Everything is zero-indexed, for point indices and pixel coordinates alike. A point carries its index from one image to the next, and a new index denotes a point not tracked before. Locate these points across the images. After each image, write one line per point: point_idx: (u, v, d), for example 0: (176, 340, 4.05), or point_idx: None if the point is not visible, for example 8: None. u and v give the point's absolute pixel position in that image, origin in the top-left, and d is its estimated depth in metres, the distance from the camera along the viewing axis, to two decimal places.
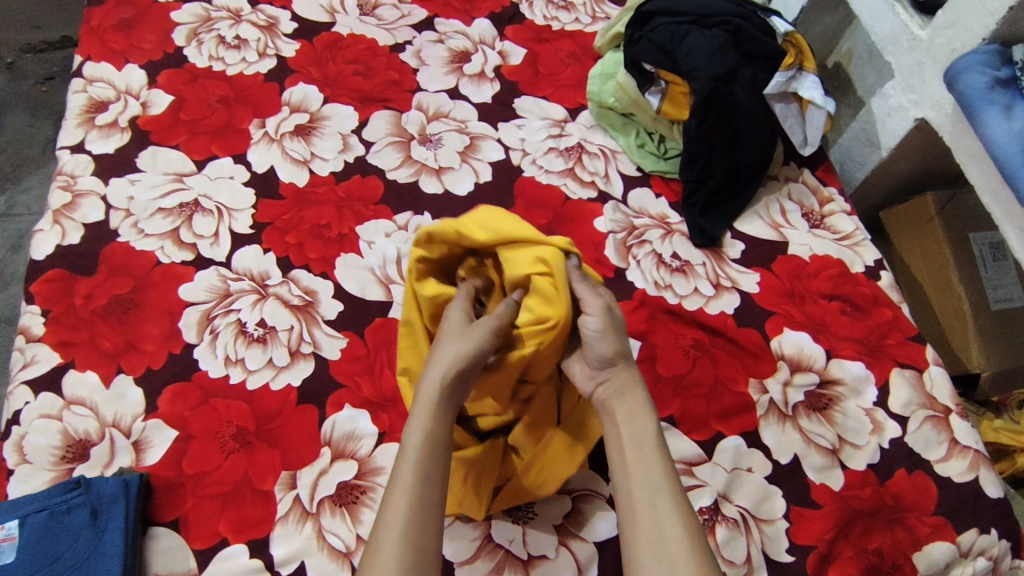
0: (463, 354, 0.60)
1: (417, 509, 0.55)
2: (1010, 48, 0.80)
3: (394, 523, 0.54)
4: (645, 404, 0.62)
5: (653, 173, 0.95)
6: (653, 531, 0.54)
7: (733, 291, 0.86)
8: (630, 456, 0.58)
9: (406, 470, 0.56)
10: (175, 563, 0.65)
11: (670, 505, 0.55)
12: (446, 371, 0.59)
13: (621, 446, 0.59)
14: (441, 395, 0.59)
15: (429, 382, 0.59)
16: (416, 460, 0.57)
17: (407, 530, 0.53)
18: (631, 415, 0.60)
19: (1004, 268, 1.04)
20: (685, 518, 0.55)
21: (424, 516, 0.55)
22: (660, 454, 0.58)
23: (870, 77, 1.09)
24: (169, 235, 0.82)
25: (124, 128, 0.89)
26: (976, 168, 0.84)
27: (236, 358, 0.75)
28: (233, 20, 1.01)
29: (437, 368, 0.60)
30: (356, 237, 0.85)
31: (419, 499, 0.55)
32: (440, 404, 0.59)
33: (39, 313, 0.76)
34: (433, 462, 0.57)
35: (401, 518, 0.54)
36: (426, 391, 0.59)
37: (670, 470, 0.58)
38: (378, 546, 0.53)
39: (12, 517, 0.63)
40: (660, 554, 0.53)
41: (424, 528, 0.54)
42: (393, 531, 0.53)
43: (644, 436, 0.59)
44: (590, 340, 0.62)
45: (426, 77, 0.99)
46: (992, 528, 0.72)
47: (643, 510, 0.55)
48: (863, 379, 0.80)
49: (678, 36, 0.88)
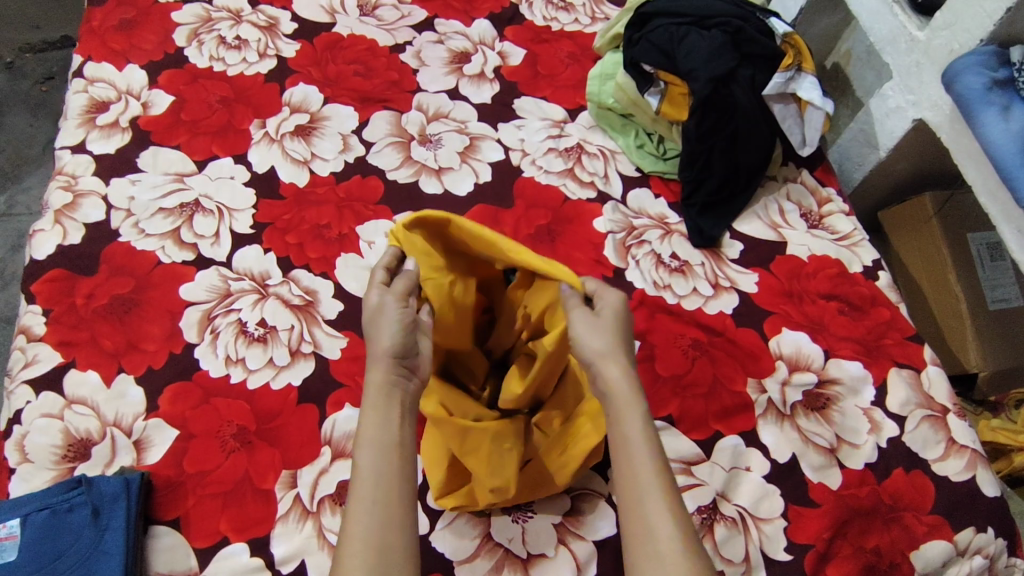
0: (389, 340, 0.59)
1: (377, 516, 0.53)
2: (1008, 49, 0.80)
3: (356, 528, 0.53)
4: (635, 395, 0.60)
5: (653, 173, 0.95)
6: (643, 534, 0.55)
7: (732, 291, 0.86)
8: (620, 456, 0.58)
9: (365, 468, 0.55)
10: (177, 561, 0.65)
11: (661, 509, 0.55)
12: (388, 347, 0.59)
13: (614, 445, 0.59)
14: (385, 388, 0.58)
15: (375, 372, 0.59)
16: (369, 462, 0.55)
17: (368, 537, 0.52)
18: (620, 414, 0.59)
19: (1002, 268, 1.04)
20: (678, 519, 0.55)
21: (385, 522, 0.53)
22: (651, 451, 0.58)
23: (870, 77, 1.10)
24: (170, 234, 0.82)
25: (125, 128, 0.90)
26: (974, 167, 0.84)
27: (237, 358, 0.75)
28: (233, 20, 1.01)
29: (377, 360, 0.59)
30: (356, 237, 0.85)
31: (381, 499, 0.54)
32: (385, 398, 0.58)
33: (40, 312, 0.76)
34: (387, 453, 0.56)
35: (365, 513, 0.53)
36: (372, 385, 0.58)
37: (664, 472, 0.57)
38: (343, 552, 0.52)
39: (14, 516, 0.64)
40: (651, 555, 0.54)
41: (386, 532, 0.53)
42: (355, 538, 0.52)
43: (633, 433, 0.58)
44: (581, 335, 0.62)
45: (427, 78, 0.99)
46: (989, 526, 0.73)
47: (635, 512, 0.56)
48: (861, 379, 0.81)
49: (677, 37, 0.89)
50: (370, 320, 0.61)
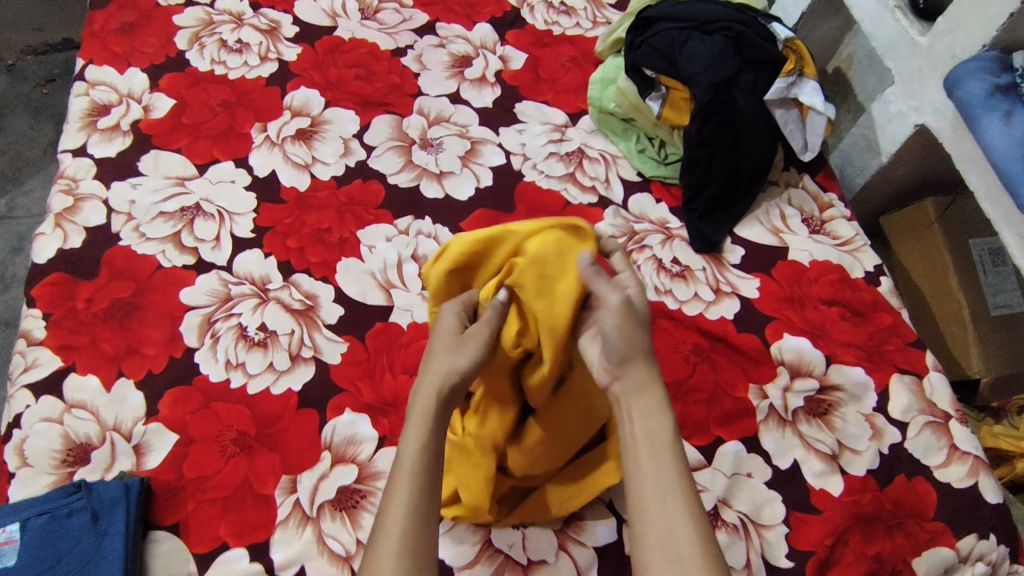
0: (457, 364, 0.60)
1: (414, 518, 0.56)
2: (1010, 55, 0.80)
3: (393, 527, 0.55)
4: (661, 400, 0.61)
5: (653, 177, 0.95)
6: (663, 533, 0.55)
7: (733, 296, 0.86)
8: (642, 453, 0.58)
9: (406, 467, 0.58)
10: (177, 566, 0.65)
11: (682, 509, 0.56)
12: (445, 373, 0.60)
13: (634, 442, 0.59)
14: (438, 401, 0.60)
15: (430, 382, 0.61)
16: (411, 466, 0.58)
17: (404, 540, 0.55)
18: (645, 411, 0.60)
19: (1004, 273, 1.03)
20: (697, 519, 0.56)
21: (420, 524, 0.56)
22: (673, 451, 0.58)
23: (871, 83, 1.10)
24: (171, 238, 0.82)
25: (126, 131, 0.89)
26: (976, 173, 0.84)
27: (237, 362, 0.75)
28: (235, 23, 1.01)
29: (433, 374, 0.61)
30: (357, 241, 0.85)
31: (417, 501, 0.57)
32: (437, 408, 0.60)
33: (41, 316, 0.76)
34: (430, 457, 0.59)
35: (403, 511, 0.56)
36: (424, 393, 0.61)
37: (684, 473, 0.58)
38: (376, 551, 0.54)
39: (12, 521, 0.63)
40: (670, 556, 0.54)
41: (419, 535, 0.55)
42: (391, 538, 0.55)
43: (659, 431, 0.59)
44: (616, 337, 0.59)
45: (427, 82, 0.99)
46: (992, 533, 0.73)
47: (653, 510, 0.56)
48: (862, 385, 0.80)
49: (678, 41, 0.89)
50: (433, 342, 0.63)
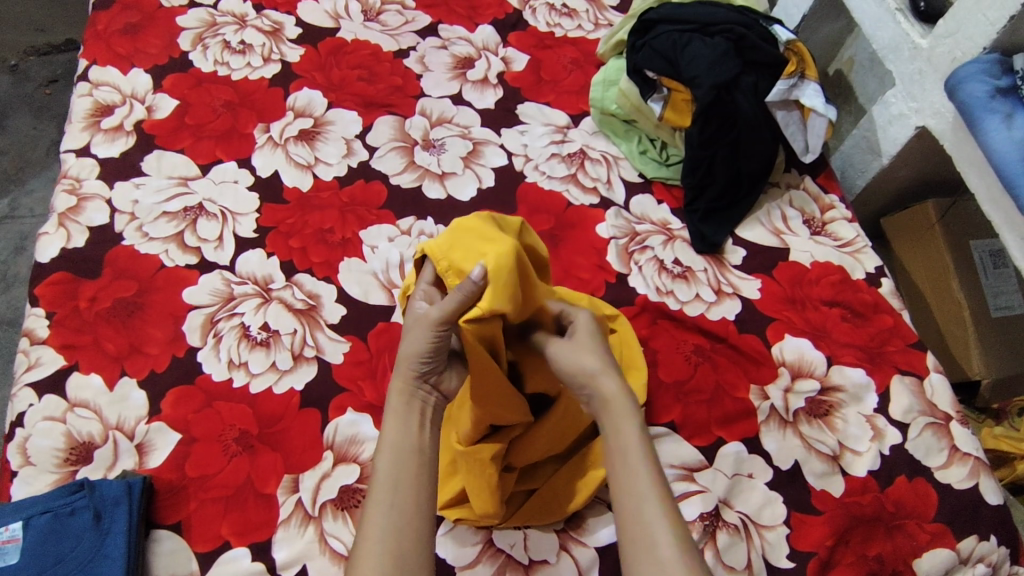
0: (414, 351, 0.61)
1: (394, 521, 0.56)
2: (1010, 57, 0.80)
3: (373, 529, 0.55)
4: (631, 408, 0.59)
5: (655, 179, 0.95)
6: (643, 540, 0.54)
7: (735, 297, 0.86)
8: (618, 468, 0.57)
9: (382, 473, 0.58)
10: (179, 565, 0.65)
11: (659, 512, 0.55)
12: (409, 365, 0.62)
13: (609, 457, 0.58)
14: (402, 394, 0.62)
15: (398, 376, 0.62)
16: (387, 472, 0.58)
17: (385, 541, 0.54)
18: (615, 424, 0.58)
19: (1004, 275, 1.04)
20: (675, 525, 0.54)
21: (401, 524, 0.56)
22: (647, 460, 0.57)
23: (872, 85, 1.11)
24: (174, 238, 0.82)
25: (129, 131, 0.90)
26: (976, 175, 0.84)
27: (240, 362, 0.75)
28: (238, 24, 1.01)
29: (399, 367, 0.62)
30: (360, 241, 0.85)
31: (397, 502, 0.57)
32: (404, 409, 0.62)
33: (44, 315, 0.76)
34: (403, 461, 0.59)
35: (381, 510, 0.56)
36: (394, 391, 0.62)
37: (660, 481, 0.56)
38: (359, 555, 0.54)
39: (16, 519, 0.63)
40: (650, 563, 0.53)
41: (403, 536, 0.55)
42: (371, 539, 0.54)
43: (630, 444, 0.58)
44: (569, 357, 0.61)
45: (430, 82, 1.00)
46: (992, 534, 0.73)
47: (631, 518, 0.55)
48: (863, 386, 0.80)
49: (680, 44, 0.89)
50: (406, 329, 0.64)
